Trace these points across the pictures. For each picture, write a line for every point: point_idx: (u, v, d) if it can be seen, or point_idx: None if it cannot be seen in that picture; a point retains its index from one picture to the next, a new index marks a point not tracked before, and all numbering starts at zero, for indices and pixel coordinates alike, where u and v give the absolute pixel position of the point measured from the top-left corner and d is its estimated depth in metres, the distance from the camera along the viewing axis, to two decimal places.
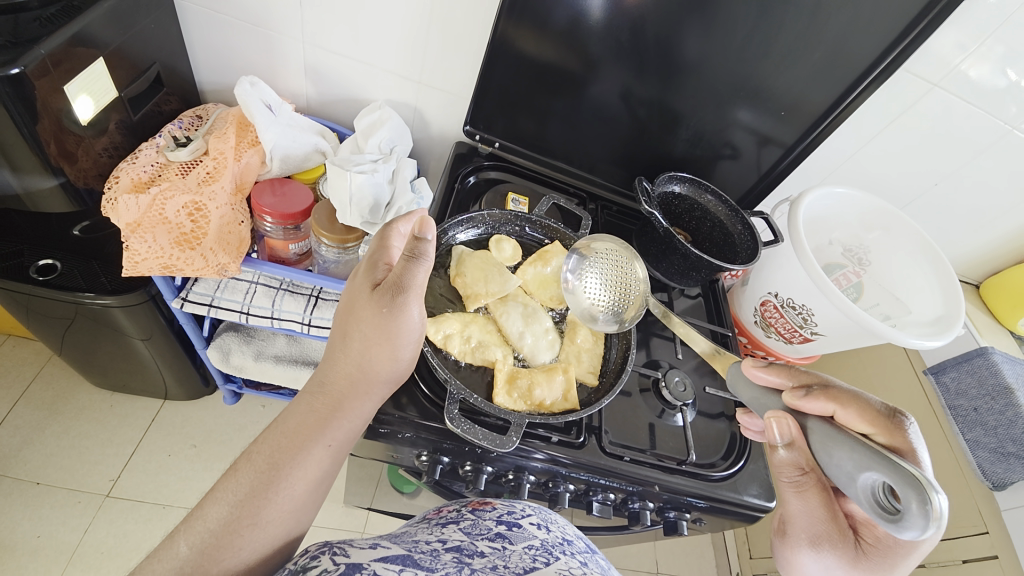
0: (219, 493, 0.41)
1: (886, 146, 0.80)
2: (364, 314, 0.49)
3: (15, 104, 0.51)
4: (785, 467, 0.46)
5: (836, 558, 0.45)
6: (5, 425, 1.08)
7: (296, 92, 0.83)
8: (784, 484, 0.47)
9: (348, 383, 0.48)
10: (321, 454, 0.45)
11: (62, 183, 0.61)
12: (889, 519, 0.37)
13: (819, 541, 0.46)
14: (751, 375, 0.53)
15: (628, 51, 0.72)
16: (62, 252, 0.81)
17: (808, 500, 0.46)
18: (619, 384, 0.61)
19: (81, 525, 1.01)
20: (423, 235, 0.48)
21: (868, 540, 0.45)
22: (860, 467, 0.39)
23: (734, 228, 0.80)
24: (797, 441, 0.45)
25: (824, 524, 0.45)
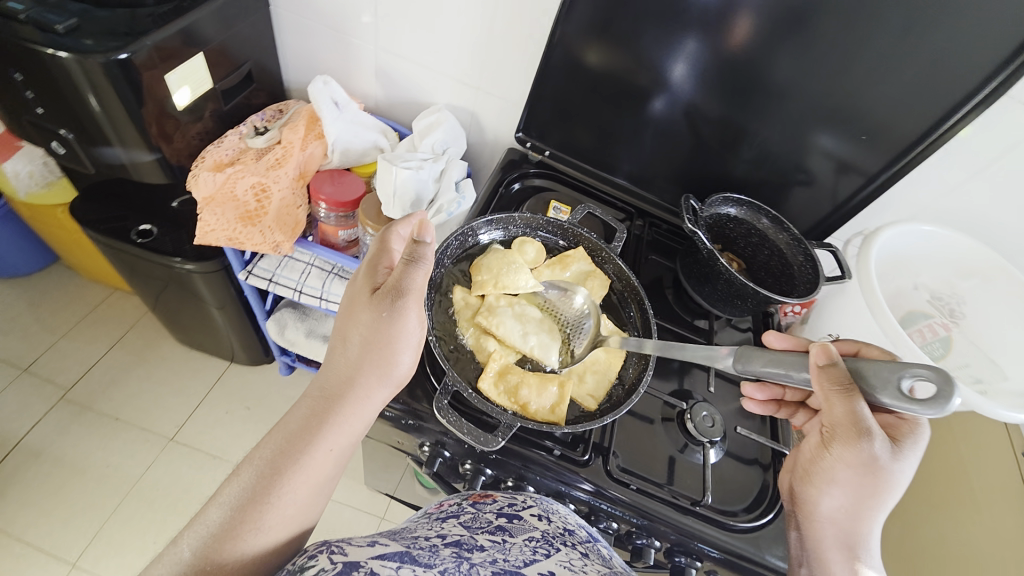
0: (221, 497, 0.44)
1: (988, 186, 0.70)
2: (364, 318, 0.51)
3: (125, 87, 0.60)
4: (826, 376, 0.48)
5: (873, 456, 0.48)
6: (101, 364, 1.24)
7: (367, 93, 0.90)
8: (830, 390, 0.48)
9: (348, 386, 0.50)
10: (320, 460, 0.47)
11: (158, 158, 0.71)
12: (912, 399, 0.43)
13: (862, 441, 0.48)
14: (767, 340, 0.64)
15: (687, 65, 0.69)
16: (158, 220, 0.93)
17: (857, 402, 0.47)
18: (628, 404, 0.58)
19: (146, 461, 1.15)
20: (421, 240, 0.51)
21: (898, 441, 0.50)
22: (893, 370, 0.46)
23: (794, 258, 0.74)
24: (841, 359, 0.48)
25: (864, 432, 0.48)
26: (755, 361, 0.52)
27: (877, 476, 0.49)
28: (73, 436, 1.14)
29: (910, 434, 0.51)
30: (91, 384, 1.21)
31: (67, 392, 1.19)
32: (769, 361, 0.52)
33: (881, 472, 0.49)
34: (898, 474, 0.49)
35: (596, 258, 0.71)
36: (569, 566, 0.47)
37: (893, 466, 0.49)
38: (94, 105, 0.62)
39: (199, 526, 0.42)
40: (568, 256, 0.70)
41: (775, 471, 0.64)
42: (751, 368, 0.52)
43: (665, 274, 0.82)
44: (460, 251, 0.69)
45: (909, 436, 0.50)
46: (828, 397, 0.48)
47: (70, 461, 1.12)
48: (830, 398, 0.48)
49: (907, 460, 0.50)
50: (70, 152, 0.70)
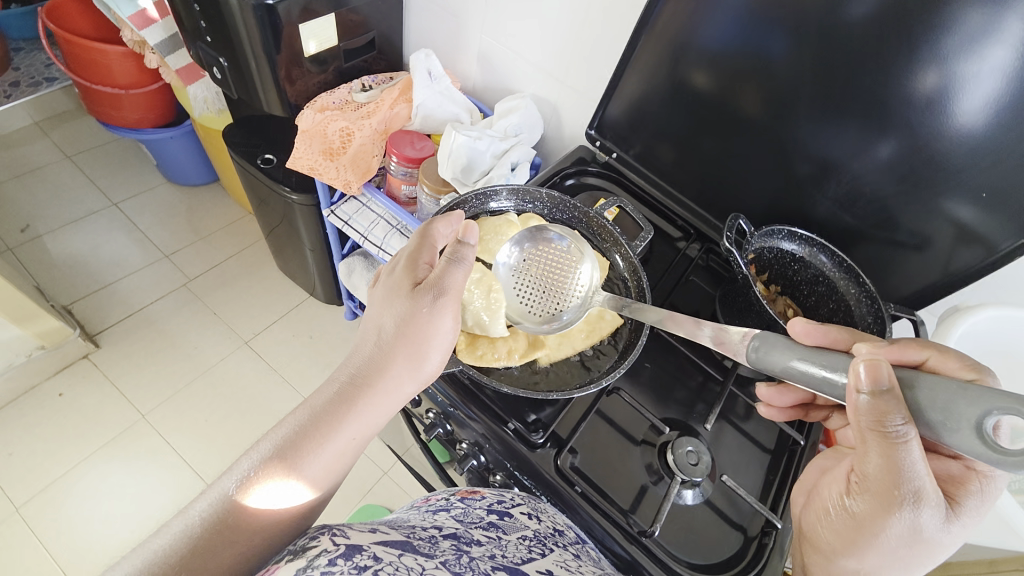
0: (237, 467, 0.43)
1: None
2: (401, 308, 0.52)
3: (267, 29, 0.75)
4: (870, 412, 0.37)
5: (919, 524, 0.40)
6: (217, 267, 1.50)
7: (467, 75, 0.98)
8: (866, 431, 0.38)
9: (378, 372, 0.50)
10: (341, 445, 0.47)
11: (282, 94, 0.86)
12: (991, 450, 0.32)
13: (905, 507, 0.39)
14: (794, 332, 0.50)
15: (774, 82, 0.64)
16: (280, 154, 1.10)
17: (902, 454, 0.37)
18: (583, 391, 0.56)
19: (222, 354, 1.36)
20: (465, 240, 0.54)
21: (956, 497, 0.41)
22: (975, 401, 0.33)
23: (863, 318, 0.63)
24: (894, 387, 0.37)
25: (909, 492, 0.39)
26: (780, 358, 0.44)
27: (922, 545, 0.41)
28: (179, 316, 1.39)
29: (974, 489, 0.41)
30: (206, 281, 1.47)
31: (188, 281, 1.45)
32: (806, 360, 0.43)
33: (928, 538, 0.40)
34: (946, 543, 0.41)
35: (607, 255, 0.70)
36: (564, 567, 0.48)
37: (943, 532, 0.40)
38: (243, 39, 0.77)
39: (217, 491, 0.42)
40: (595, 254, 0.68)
41: (761, 542, 0.55)
42: (775, 364, 0.45)
43: (705, 304, 0.76)
44: (477, 213, 0.70)
45: (971, 494, 0.41)
46: (865, 440, 0.39)
47: (173, 334, 1.36)
48: (868, 443, 0.38)
49: (963, 527, 0.41)
50: (224, 78, 0.88)
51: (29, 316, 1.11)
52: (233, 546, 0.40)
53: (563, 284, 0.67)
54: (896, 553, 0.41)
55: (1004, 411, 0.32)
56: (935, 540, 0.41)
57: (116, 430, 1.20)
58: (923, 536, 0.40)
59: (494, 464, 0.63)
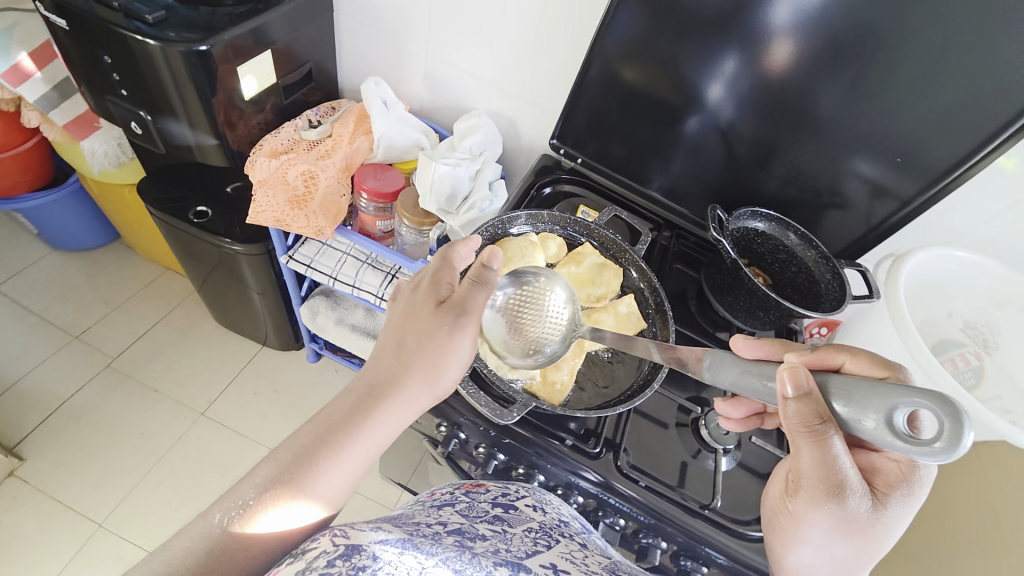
0: (253, 475, 0.43)
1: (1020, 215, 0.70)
2: (422, 325, 0.51)
3: (200, 76, 0.67)
4: (796, 417, 0.39)
5: (852, 515, 0.42)
6: (145, 337, 1.32)
7: (413, 96, 0.96)
8: (798, 436, 0.39)
9: (393, 386, 0.50)
10: (356, 456, 0.47)
11: (221, 143, 0.78)
12: (910, 444, 0.33)
13: (833, 500, 0.41)
14: (735, 346, 0.50)
15: (719, 82, 0.72)
16: (213, 203, 0.99)
17: (828, 450, 0.39)
18: (643, 396, 0.59)
19: (177, 432, 1.21)
20: (489, 264, 0.53)
21: (880, 488, 0.44)
22: (880, 396, 0.35)
23: (823, 276, 0.73)
24: (812, 391, 0.39)
25: (839, 486, 0.41)
26: (724, 374, 0.46)
27: (856, 535, 0.43)
28: (112, 401, 1.21)
29: (899, 481, 0.44)
30: (135, 355, 1.29)
31: (112, 360, 1.27)
32: (744, 373, 0.45)
33: (862, 529, 0.43)
34: (881, 533, 0.43)
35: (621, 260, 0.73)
36: (569, 557, 0.47)
37: (873, 522, 0.42)
38: (171, 88, 0.69)
39: (232, 502, 0.41)
40: (607, 262, 0.72)
41: None
42: (720, 381, 0.46)
43: (689, 286, 0.83)
44: (491, 241, 0.69)
45: (896, 485, 0.44)
46: (795, 442, 0.40)
47: (111, 424, 1.19)
48: (797, 444, 0.40)
49: (893, 516, 0.43)
50: (145, 133, 0.78)
51: None
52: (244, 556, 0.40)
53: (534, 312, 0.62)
54: (830, 544, 0.43)
55: (906, 403, 0.33)
56: (862, 532, 0.43)
57: (71, 550, 1.03)
58: (851, 528, 0.42)
59: (554, 480, 0.62)
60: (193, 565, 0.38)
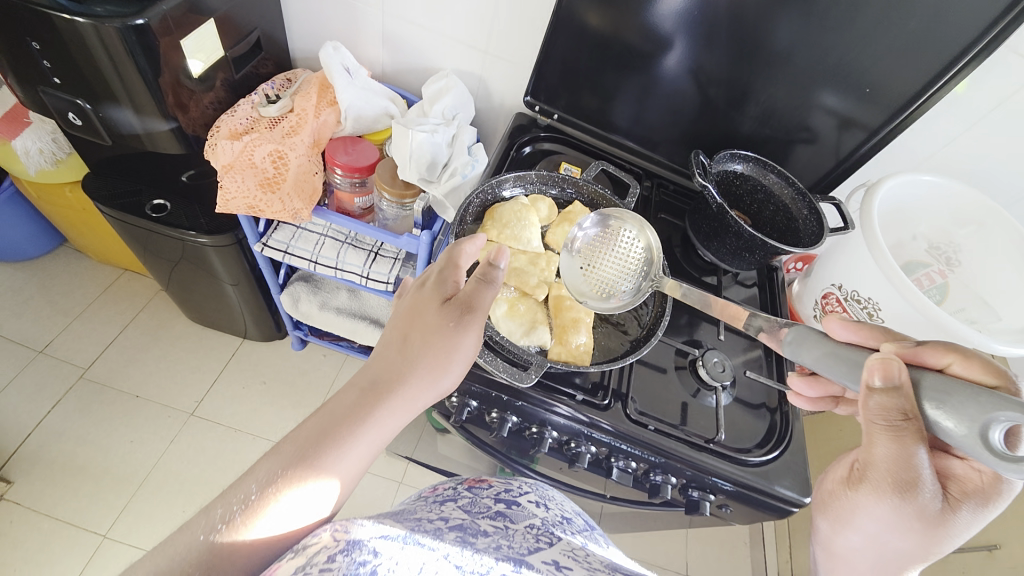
0: (256, 470, 0.42)
1: (977, 137, 0.74)
2: (429, 322, 0.52)
3: (141, 55, 0.61)
4: (881, 409, 0.40)
5: (917, 512, 0.41)
6: (115, 344, 1.25)
7: (374, 60, 0.90)
8: (876, 426, 0.40)
9: (396, 382, 0.50)
10: (360, 452, 0.46)
11: (175, 127, 0.72)
12: (1002, 461, 0.34)
13: (902, 493, 0.41)
14: (828, 328, 0.51)
15: (692, 23, 0.70)
16: (171, 195, 0.93)
17: (907, 445, 0.39)
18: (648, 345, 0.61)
19: (168, 436, 1.18)
20: (495, 262, 0.52)
21: (954, 493, 0.42)
22: (982, 408, 0.36)
23: (800, 212, 0.76)
24: (904, 387, 0.39)
25: (911, 482, 0.40)
26: (806, 351, 0.49)
27: (921, 532, 0.42)
28: (92, 414, 1.16)
29: (981, 490, 0.42)
30: (108, 363, 1.23)
31: (85, 371, 1.20)
32: (829, 355, 0.46)
33: (929, 528, 0.42)
34: (948, 540, 0.41)
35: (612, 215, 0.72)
36: (570, 551, 0.48)
37: (942, 522, 0.41)
38: (110, 71, 0.62)
39: (235, 496, 0.40)
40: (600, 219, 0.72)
41: (783, 412, 0.67)
42: (802, 359, 0.49)
43: (674, 234, 0.84)
44: (482, 209, 0.70)
45: (977, 493, 0.42)
46: (871, 432, 0.41)
47: (96, 436, 1.14)
48: (873, 435, 0.40)
49: (966, 521, 0.42)
50: (86, 124, 0.71)
51: None
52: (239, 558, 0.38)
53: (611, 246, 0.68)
54: (886, 534, 0.43)
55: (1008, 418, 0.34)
56: (928, 532, 0.42)
57: (79, 564, 1.01)
58: (915, 525, 0.42)
59: (568, 436, 0.64)
60: (197, 561, 0.37)
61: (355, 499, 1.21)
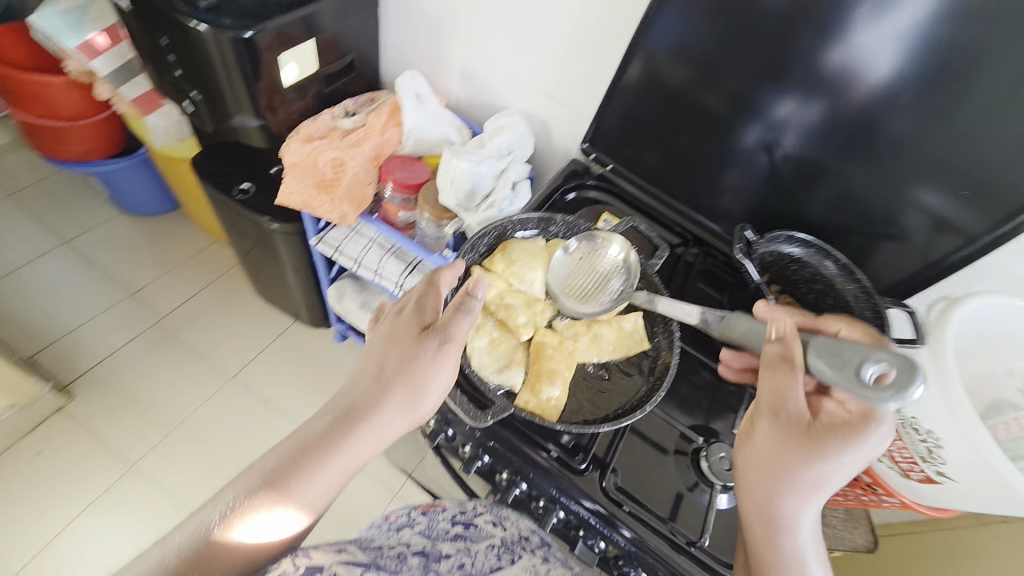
0: (224, 494, 0.45)
1: None
2: (405, 350, 0.52)
3: (245, 61, 0.71)
4: (771, 350, 0.48)
5: (787, 430, 0.46)
6: (191, 300, 1.41)
7: (451, 91, 0.96)
8: (766, 364, 0.48)
9: (369, 411, 0.50)
10: (329, 477, 0.47)
11: (262, 124, 0.82)
12: (869, 391, 0.40)
13: (778, 416, 0.46)
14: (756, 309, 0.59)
15: (761, 93, 0.67)
16: (257, 182, 1.05)
17: (781, 375, 0.47)
18: (630, 417, 0.56)
19: (208, 392, 1.29)
20: (472, 293, 0.52)
21: (828, 422, 0.45)
22: (859, 352, 0.43)
23: (861, 313, 0.66)
24: (790, 334, 0.48)
25: (782, 403, 0.46)
26: (736, 328, 0.56)
27: (796, 450, 0.45)
28: (156, 356, 1.31)
29: (860, 417, 0.44)
30: (180, 316, 1.39)
31: (160, 318, 1.37)
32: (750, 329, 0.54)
33: (800, 444, 0.45)
34: (824, 464, 0.44)
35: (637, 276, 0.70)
36: (533, 570, 0.49)
37: (812, 439, 0.44)
38: (219, 71, 0.73)
39: (204, 520, 0.43)
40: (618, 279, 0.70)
41: None
42: (732, 335, 0.56)
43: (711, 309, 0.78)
44: (496, 242, 0.71)
45: (853, 420, 0.44)
46: (760, 371, 0.49)
47: (152, 376, 1.29)
48: (761, 372, 0.49)
49: (840, 449, 0.43)
50: (196, 112, 0.83)
51: None
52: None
53: (597, 261, 0.70)
54: (776, 463, 0.46)
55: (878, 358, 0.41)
56: (806, 453, 0.44)
57: (103, 486, 1.13)
58: (791, 443, 0.45)
59: (536, 491, 0.62)
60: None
61: (349, 498, 1.22)
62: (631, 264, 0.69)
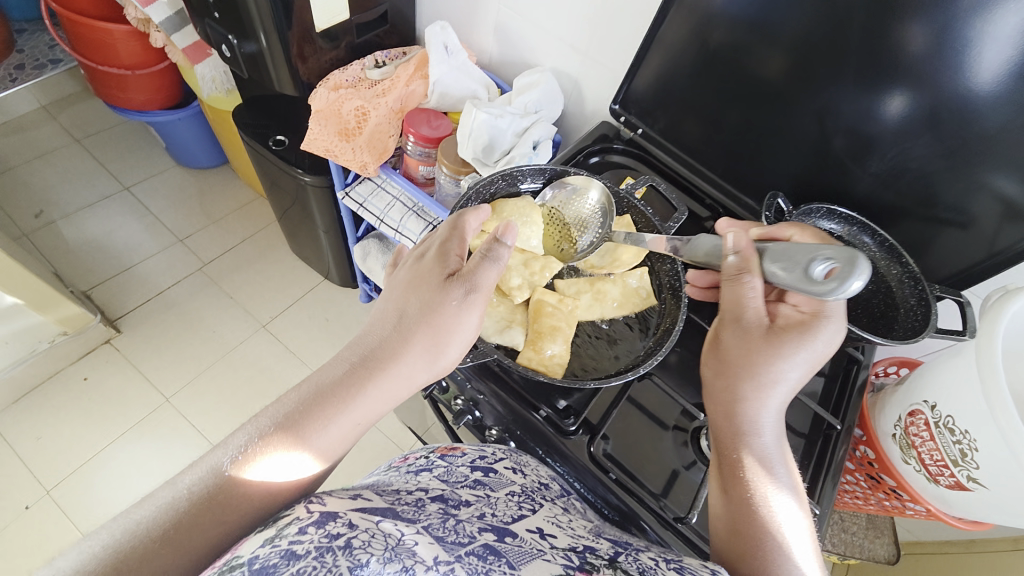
0: (236, 439, 0.42)
1: None
2: (429, 297, 0.51)
3: (277, 2, 0.72)
4: (730, 263, 0.50)
5: (747, 331, 0.48)
6: (232, 251, 1.49)
7: (484, 48, 0.94)
8: (727, 277, 0.50)
9: (392, 358, 0.49)
10: (348, 422, 0.46)
11: (293, 72, 0.83)
12: (821, 286, 0.43)
13: (740, 320, 0.49)
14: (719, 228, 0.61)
15: (812, 48, 0.60)
16: (293, 135, 1.08)
17: (740, 283, 0.49)
18: (621, 378, 0.55)
19: (241, 338, 1.36)
20: (502, 239, 0.51)
21: (782, 325, 0.48)
22: (807, 252, 0.45)
23: (902, 297, 0.60)
24: (745, 248, 0.50)
25: (743, 307, 0.49)
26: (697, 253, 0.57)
27: (757, 347, 0.47)
28: (196, 300, 1.40)
29: (810, 316, 0.48)
30: (221, 265, 1.46)
31: (203, 265, 1.45)
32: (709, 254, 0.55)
33: (760, 342, 0.47)
34: (780, 361, 0.46)
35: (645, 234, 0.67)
36: (554, 518, 0.47)
37: (771, 338, 0.47)
38: (253, 14, 0.74)
39: (211, 464, 0.40)
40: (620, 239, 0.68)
41: None
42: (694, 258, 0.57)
43: None
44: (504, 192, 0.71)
45: (806, 319, 0.48)
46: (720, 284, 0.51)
47: (191, 318, 1.37)
48: (722, 286, 0.50)
49: (794, 343, 0.46)
50: (233, 58, 0.86)
51: (51, 304, 1.12)
52: (224, 519, 0.38)
53: (571, 206, 0.71)
54: (743, 367, 0.47)
55: (825, 257, 0.44)
56: (768, 351, 0.47)
57: (142, 414, 1.22)
58: (752, 343, 0.47)
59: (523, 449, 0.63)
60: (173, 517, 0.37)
61: (362, 451, 1.26)
62: (608, 209, 0.69)
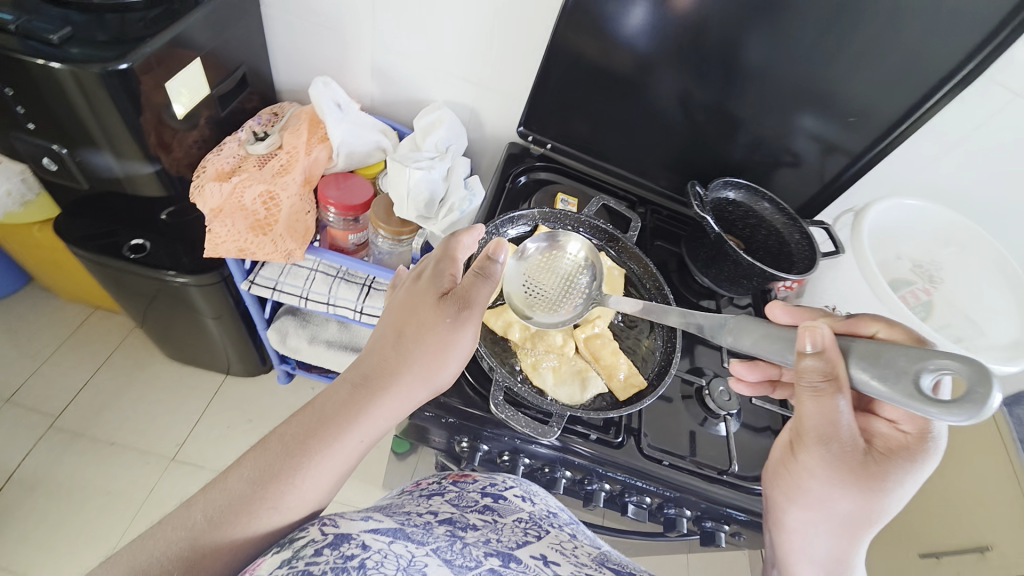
0: (243, 465, 0.43)
1: (956, 159, 0.77)
2: (425, 320, 0.50)
3: (121, 97, 0.58)
4: (810, 371, 0.44)
5: (843, 464, 0.47)
6: (88, 388, 1.18)
7: (362, 91, 0.89)
8: (809, 394, 0.45)
9: (389, 378, 0.49)
10: (350, 447, 0.46)
11: (158, 169, 0.69)
12: (937, 403, 0.36)
13: (832, 447, 0.47)
14: (772, 314, 0.57)
15: (679, 58, 0.71)
16: (152, 234, 0.89)
17: (829, 403, 0.44)
18: (660, 385, 0.62)
19: (150, 484, 1.11)
20: (494, 257, 0.51)
21: (879, 451, 0.48)
22: (913, 359, 0.39)
23: (791, 236, 0.77)
24: (828, 349, 0.43)
25: (835, 435, 0.46)
26: (745, 338, 0.51)
27: (849, 480, 0.48)
28: (64, 465, 1.09)
29: (907, 446, 0.47)
30: (80, 410, 1.16)
31: (54, 419, 1.13)
32: (766, 338, 0.50)
33: (855, 472, 0.47)
34: (883, 494, 0.47)
35: (614, 245, 0.75)
36: (560, 546, 0.45)
37: (872, 479, 0.47)
38: (87, 115, 0.59)
39: (218, 491, 0.41)
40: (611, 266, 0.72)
41: None
42: (741, 346, 0.52)
43: (671, 259, 0.85)
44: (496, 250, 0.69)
45: (902, 449, 0.47)
46: (801, 394, 0.46)
47: (68, 488, 1.07)
48: (803, 399, 0.45)
49: (894, 482, 0.47)
50: (62, 169, 0.67)
51: None
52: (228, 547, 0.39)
53: (558, 262, 0.72)
54: (827, 492, 0.49)
55: (939, 368, 0.36)
56: (861, 484, 0.48)
57: None
58: (846, 477, 0.48)
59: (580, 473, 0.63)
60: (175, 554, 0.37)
61: None
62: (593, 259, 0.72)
